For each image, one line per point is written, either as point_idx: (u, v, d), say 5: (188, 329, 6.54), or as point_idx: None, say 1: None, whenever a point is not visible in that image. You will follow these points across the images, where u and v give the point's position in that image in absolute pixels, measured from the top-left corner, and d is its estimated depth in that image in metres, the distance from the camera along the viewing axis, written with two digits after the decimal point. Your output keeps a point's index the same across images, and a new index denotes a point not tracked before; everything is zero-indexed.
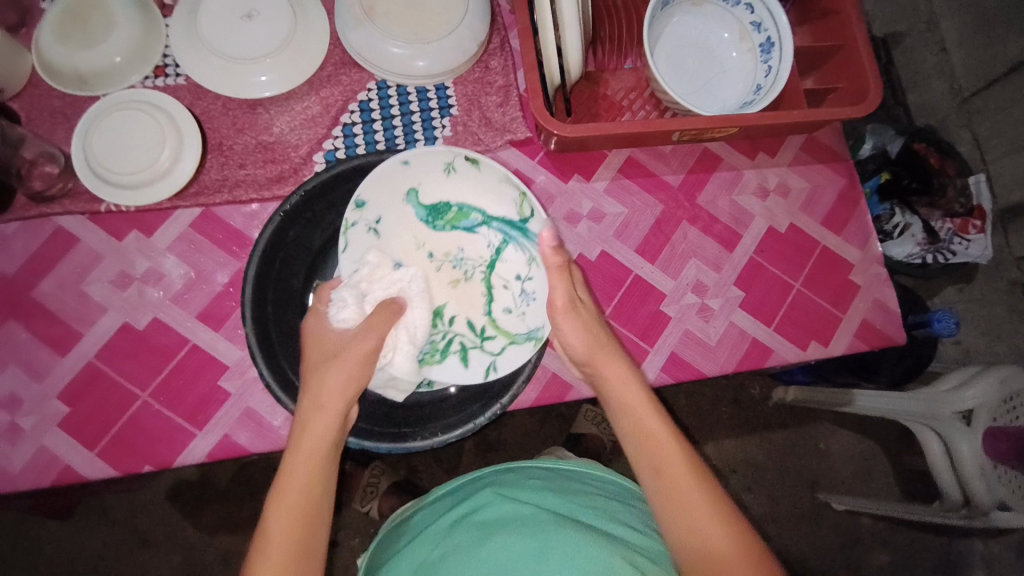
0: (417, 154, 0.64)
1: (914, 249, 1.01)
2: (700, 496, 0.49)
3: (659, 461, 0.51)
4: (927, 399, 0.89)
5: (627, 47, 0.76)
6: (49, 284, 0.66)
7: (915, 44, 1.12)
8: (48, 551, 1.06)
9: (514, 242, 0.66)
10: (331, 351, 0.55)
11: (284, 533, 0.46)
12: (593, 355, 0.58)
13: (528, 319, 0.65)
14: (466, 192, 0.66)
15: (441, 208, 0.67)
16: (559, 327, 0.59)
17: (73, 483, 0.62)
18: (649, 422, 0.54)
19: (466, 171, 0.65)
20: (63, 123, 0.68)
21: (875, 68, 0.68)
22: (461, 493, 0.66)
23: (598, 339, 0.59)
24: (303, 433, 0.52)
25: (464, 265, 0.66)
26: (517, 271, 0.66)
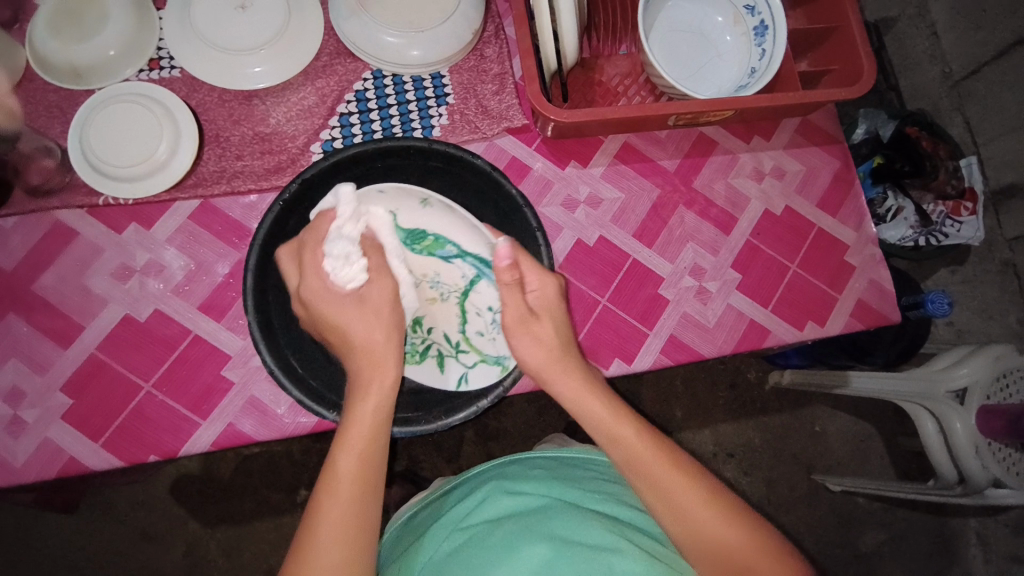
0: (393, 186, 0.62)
1: (907, 232, 1.02)
2: (684, 484, 0.50)
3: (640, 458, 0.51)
4: (922, 378, 0.91)
5: (621, 33, 0.76)
6: (50, 278, 0.66)
7: (906, 28, 1.13)
8: (52, 545, 1.06)
9: (487, 277, 0.65)
10: (365, 307, 0.55)
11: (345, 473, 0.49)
12: (548, 369, 0.57)
13: (499, 343, 0.65)
14: (443, 225, 0.63)
15: (418, 233, 0.63)
16: (511, 342, 0.58)
17: (78, 474, 0.62)
18: (622, 430, 0.53)
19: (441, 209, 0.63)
20: (59, 117, 0.68)
21: (868, 48, 0.69)
22: (466, 486, 0.67)
23: (551, 352, 0.57)
24: (364, 385, 0.53)
25: (440, 288, 0.65)
26: (490, 301, 0.65)
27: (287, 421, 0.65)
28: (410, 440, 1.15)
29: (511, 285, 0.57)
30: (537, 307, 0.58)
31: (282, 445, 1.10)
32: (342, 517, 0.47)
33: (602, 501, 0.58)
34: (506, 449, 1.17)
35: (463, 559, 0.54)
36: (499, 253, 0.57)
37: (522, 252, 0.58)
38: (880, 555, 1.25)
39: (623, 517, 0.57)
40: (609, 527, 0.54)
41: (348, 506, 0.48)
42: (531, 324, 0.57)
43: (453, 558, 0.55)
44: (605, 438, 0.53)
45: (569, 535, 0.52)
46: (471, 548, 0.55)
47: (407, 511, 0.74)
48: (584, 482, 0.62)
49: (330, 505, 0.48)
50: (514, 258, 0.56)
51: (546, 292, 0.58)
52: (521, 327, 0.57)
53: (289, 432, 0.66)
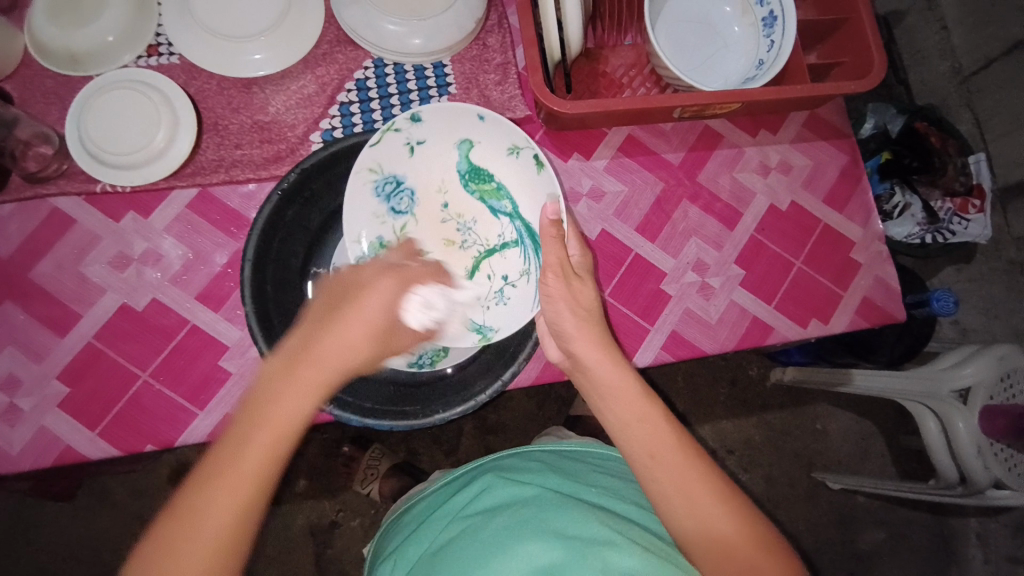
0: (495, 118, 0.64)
1: (915, 229, 1.00)
2: (701, 480, 0.48)
3: (651, 444, 0.49)
4: (926, 378, 0.90)
5: (626, 23, 0.75)
6: (47, 266, 0.65)
7: (916, 22, 1.11)
8: (52, 532, 1.07)
9: (522, 248, 0.67)
10: (384, 329, 0.47)
11: (234, 495, 0.40)
12: (582, 333, 0.54)
13: (488, 314, 0.64)
14: (511, 177, 0.67)
15: (482, 176, 0.68)
16: (551, 295, 0.55)
17: (75, 462, 0.62)
18: (643, 412, 0.50)
19: (526, 163, 0.66)
20: (56, 103, 0.67)
21: (879, 41, 0.67)
22: (464, 477, 0.66)
23: (590, 314, 0.55)
24: (305, 355, 0.44)
25: (467, 234, 0.69)
26: (508, 271, 0.67)
27: None
28: (409, 433, 1.15)
29: (553, 241, 0.56)
30: (578, 269, 0.58)
31: None
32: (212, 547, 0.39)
33: (602, 497, 0.58)
34: (505, 442, 1.17)
35: (459, 551, 0.54)
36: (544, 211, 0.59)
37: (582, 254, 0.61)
38: (878, 553, 1.25)
39: (620, 510, 0.56)
40: (604, 521, 0.53)
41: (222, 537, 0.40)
42: (573, 281, 0.56)
43: (449, 547, 0.56)
44: (626, 421, 0.50)
45: (565, 529, 0.52)
46: (468, 542, 0.55)
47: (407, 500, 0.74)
48: (582, 477, 0.61)
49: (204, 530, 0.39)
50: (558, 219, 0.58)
51: (585, 264, 0.59)
52: (564, 283, 0.56)
53: None
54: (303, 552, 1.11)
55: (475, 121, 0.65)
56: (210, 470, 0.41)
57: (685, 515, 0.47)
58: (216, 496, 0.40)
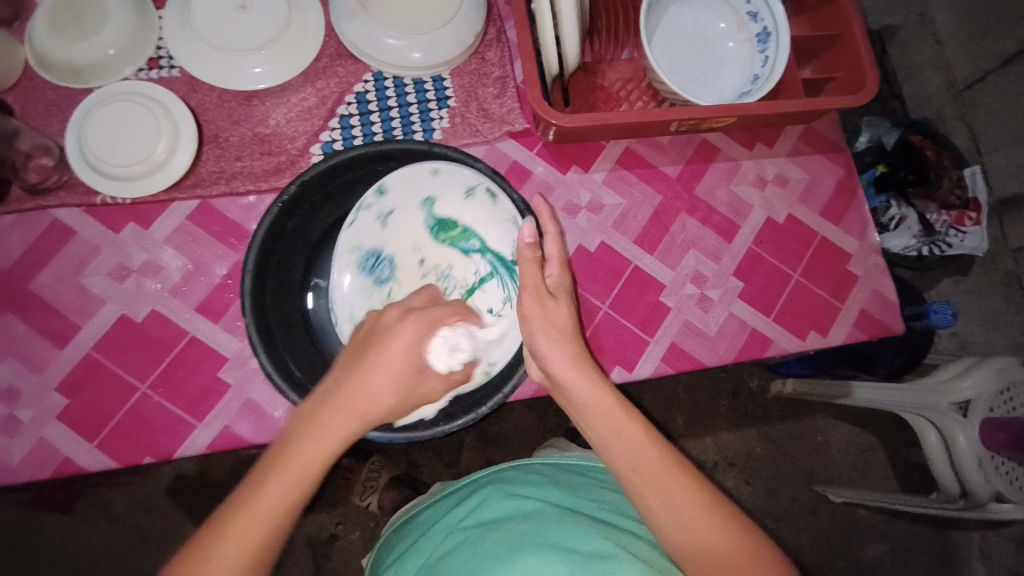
0: (449, 169, 0.65)
1: (911, 242, 1.01)
2: (680, 483, 0.48)
3: (634, 457, 0.49)
4: (926, 389, 0.90)
5: (623, 38, 0.76)
6: (47, 277, 0.65)
7: (909, 37, 1.12)
8: (47, 546, 1.05)
9: (499, 277, 0.64)
10: (412, 369, 0.49)
11: (240, 555, 0.40)
12: (553, 349, 0.54)
13: (486, 351, 0.62)
14: (476, 217, 0.64)
15: (448, 223, 0.65)
16: (526, 320, 0.55)
17: (72, 475, 0.62)
18: (626, 427, 0.50)
19: (483, 201, 0.64)
20: (59, 116, 0.68)
21: (871, 57, 0.69)
22: (463, 489, 0.66)
23: (564, 331, 0.55)
24: (344, 394, 0.46)
25: (447, 281, 0.65)
26: (491, 304, 0.64)
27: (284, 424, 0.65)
28: (408, 445, 1.15)
29: (532, 265, 0.56)
30: (554, 290, 0.57)
31: None
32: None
33: (603, 511, 0.58)
34: (504, 455, 1.16)
35: (457, 565, 0.54)
36: (522, 233, 0.58)
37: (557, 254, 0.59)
38: (880, 567, 1.24)
39: (619, 523, 0.56)
40: (604, 534, 0.53)
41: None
42: (547, 302, 0.55)
43: (448, 562, 0.55)
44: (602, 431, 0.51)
45: (565, 543, 0.52)
46: (466, 556, 0.54)
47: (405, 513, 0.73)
48: (584, 492, 0.61)
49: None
50: (537, 241, 0.56)
51: (564, 283, 0.57)
52: (538, 304, 0.55)
53: None
54: (301, 567, 1.10)
55: (430, 176, 0.64)
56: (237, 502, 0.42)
57: (668, 521, 0.47)
58: (223, 557, 0.40)
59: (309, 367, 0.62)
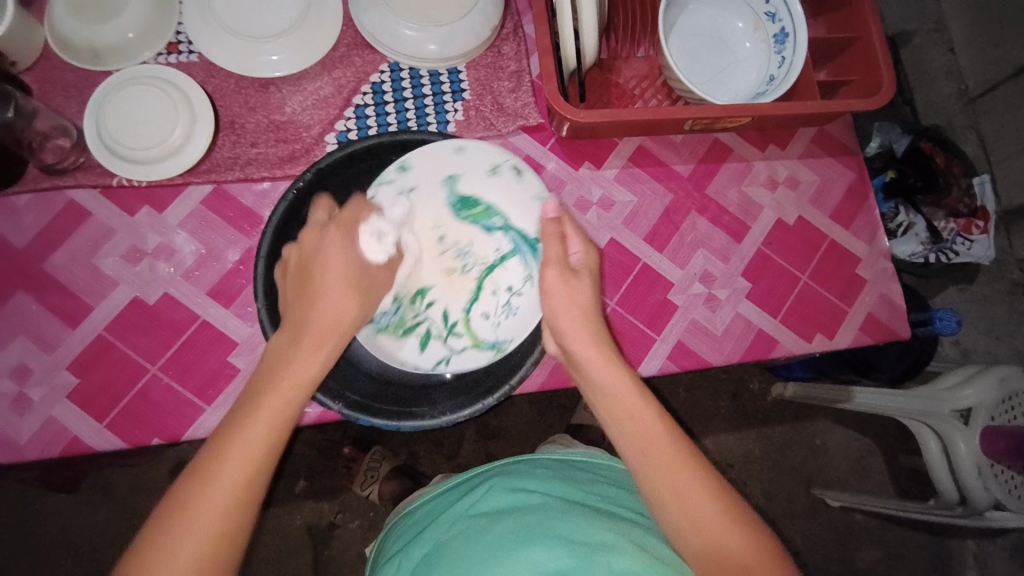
0: (473, 144, 0.64)
1: (918, 248, 1.02)
2: (692, 477, 0.48)
3: (648, 446, 0.49)
4: (925, 397, 0.91)
5: (639, 35, 0.76)
6: (61, 257, 0.66)
7: (923, 43, 1.12)
8: (49, 525, 1.06)
9: (521, 255, 0.64)
10: (352, 276, 0.53)
11: (241, 463, 0.43)
12: (576, 331, 0.54)
13: (500, 329, 0.63)
14: (499, 195, 0.64)
15: (471, 201, 0.64)
16: (548, 298, 0.56)
17: (81, 454, 0.62)
18: (643, 415, 0.50)
19: (507, 177, 0.64)
20: (76, 97, 0.68)
21: (888, 62, 0.69)
22: (470, 481, 0.67)
23: (587, 311, 0.55)
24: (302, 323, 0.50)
25: (467, 258, 0.64)
26: (511, 282, 0.64)
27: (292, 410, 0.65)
28: (409, 436, 1.15)
29: (553, 238, 0.58)
30: (577, 266, 0.57)
31: None
32: (217, 516, 0.42)
33: (607, 504, 0.58)
34: (505, 449, 1.17)
35: (462, 552, 0.55)
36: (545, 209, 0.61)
37: (568, 217, 0.59)
38: (876, 572, 1.25)
39: (624, 516, 0.57)
40: (608, 527, 0.54)
41: (234, 496, 0.42)
42: (570, 278, 0.56)
43: (453, 552, 0.56)
44: (621, 420, 0.51)
45: (570, 535, 0.52)
46: (471, 541, 0.55)
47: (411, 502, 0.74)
48: (587, 485, 0.61)
49: (208, 507, 0.41)
50: (560, 216, 0.59)
51: (589, 260, 0.58)
52: (562, 280, 0.56)
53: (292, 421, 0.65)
54: (299, 554, 1.10)
55: (453, 154, 0.63)
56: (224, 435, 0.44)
57: (681, 520, 0.47)
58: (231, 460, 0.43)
59: None
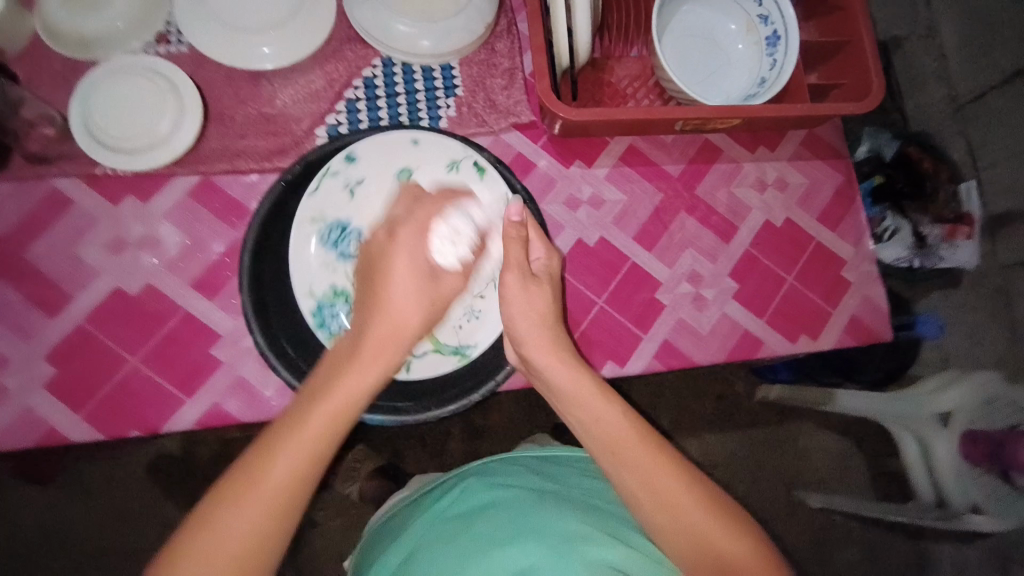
0: (430, 138, 0.64)
1: (903, 253, 1.01)
2: (665, 468, 0.49)
3: (614, 441, 0.50)
4: (911, 402, 0.93)
5: (633, 35, 0.76)
6: (42, 245, 0.65)
7: (913, 51, 1.13)
8: (25, 519, 1.05)
9: None
10: (422, 277, 0.53)
11: (300, 453, 0.43)
12: (534, 333, 0.55)
13: (462, 333, 0.62)
14: (456, 192, 0.63)
15: (427, 198, 0.63)
16: (508, 303, 0.56)
17: (58, 445, 0.61)
18: (606, 412, 0.51)
19: (468, 174, 0.63)
20: (61, 84, 0.67)
21: (878, 67, 0.70)
22: (446, 483, 0.66)
23: (544, 317, 0.56)
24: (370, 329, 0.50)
25: None
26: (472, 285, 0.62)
27: (274, 404, 0.65)
28: (395, 434, 1.15)
29: (515, 243, 0.57)
30: (538, 270, 0.59)
31: None
32: (274, 502, 0.42)
33: (584, 497, 0.59)
34: (492, 447, 1.17)
35: (437, 554, 0.55)
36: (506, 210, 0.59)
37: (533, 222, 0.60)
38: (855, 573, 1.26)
39: (601, 509, 0.57)
40: (584, 519, 0.54)
41: (289, 493, 0.42)
42: (530, 284, 0.57)
43: (430, 553, 0.56)
44: (587, 418, 0.52)
45: (546, 529, 0.53)
46: (446, 547, 0.55)
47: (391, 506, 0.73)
48: (565, 480, 0.62)
49: (266, 491, 0.42)
50: (524, 219, 0.58)
51: (551, 266, 0.60)
52: (522, 284, 0.56)
53: (275, 415, 0.65)
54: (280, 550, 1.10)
55: (408, 146, 0.63)
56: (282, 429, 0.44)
57: (654, 511, 0.48)
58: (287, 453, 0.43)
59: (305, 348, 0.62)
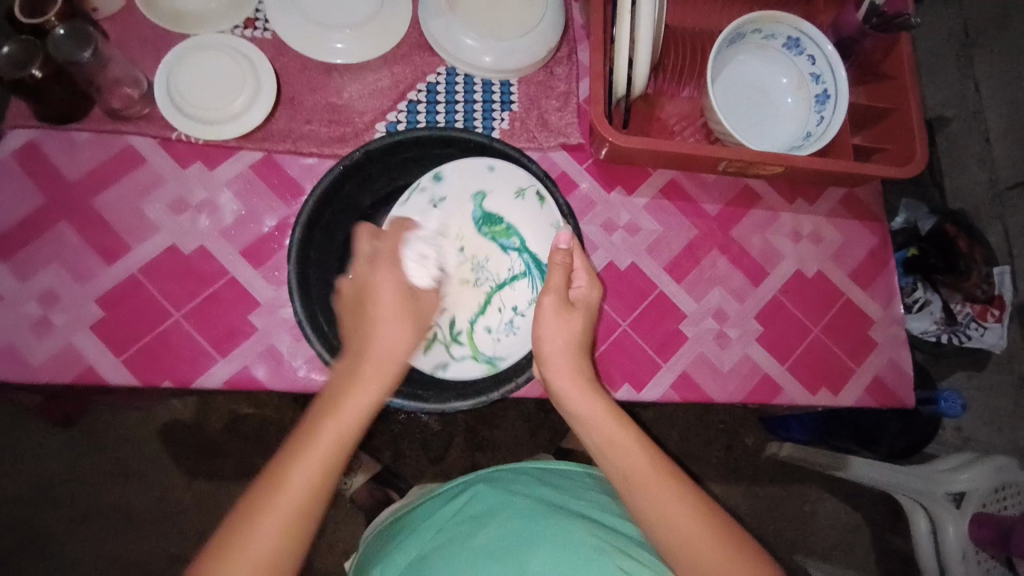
0: (505, 167, 0.68)
1: (931, 327, 1.02)
2: (675, 492, 0.49)
3: (626, 464, 0.51)
4: (922, 476, 0.89)
5: (687, 76, 0.79)
6: (109, 196, 0.69)
7: (959, 131, 1.14)
8: (33, 463, 1.07)
9: (531, 279, 0.67)
10: (403, 299, 0.57)
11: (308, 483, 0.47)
12: (559, 358, 0.56)
13: (500, 345, 0.65)
14: (521, 218, 0.67)
15: (494, 218, 0.68)
16: (540, 324, 0.57)
17: (93, 385, 0.64)
18: (616, 433, 0.52)
19: (530, 202, 0.67)
20: (151, 52, 0.72)
21: (924, 137, 0.72)
22: (452, 491, 0.67)
23: (576, 343, 0.57)
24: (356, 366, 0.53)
25: (480, 273, 0.67)
26: (517, 303, 0.67)
27: (301, 376, 0.67)
28: (399, 435, 1.15)
29: (560, 270, 0.58)
30: (575, 300, 0.59)
31: (275, 414, 1.12)
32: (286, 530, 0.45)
33: (586, 509, 0.60)
34: (491, 461, 1.17)
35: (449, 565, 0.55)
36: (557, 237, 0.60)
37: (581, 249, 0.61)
38: None
39: (603, 520, 0.58)
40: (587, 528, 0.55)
41: (299, 519, 0.46)
42: (564, 309, 0.58)
43: (434, 559, 0.56)
44: (600, 442, 0.53)
45: (549, 537, 0.54)
46: (459, 554, 0.56)
47: (392, 515, 0.74)
48: (569, 492, 0.63)
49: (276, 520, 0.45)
50: (572, 248, 0.59)
51: (591, 295, 0.59)
52: (557, 311, 0.58)
53: (299, 386, 0.67)
54: None
55: (485, 171, 0.68)
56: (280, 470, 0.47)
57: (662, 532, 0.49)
58: (257, 533, 0.45)
59: (335, 321, 0.65)
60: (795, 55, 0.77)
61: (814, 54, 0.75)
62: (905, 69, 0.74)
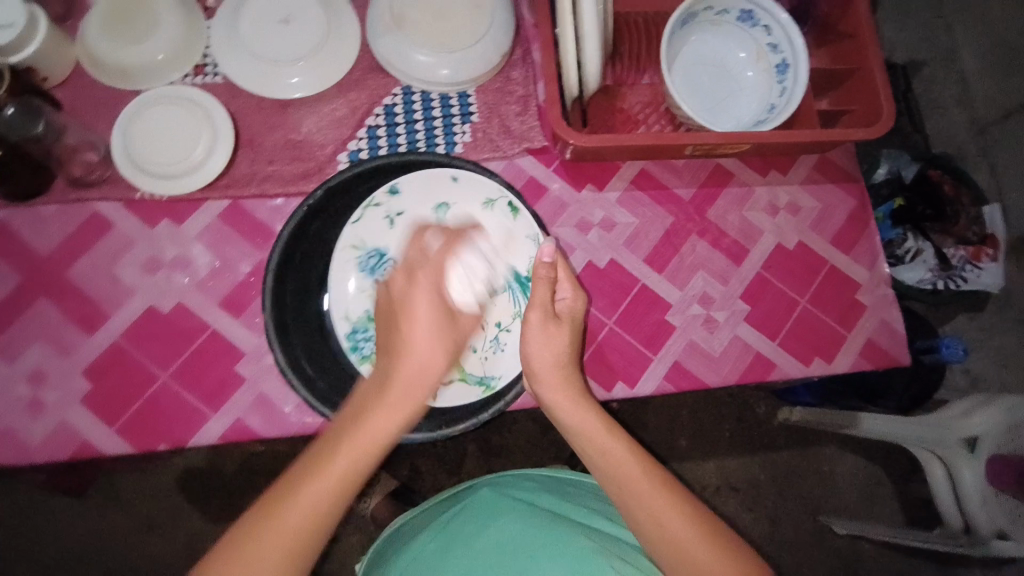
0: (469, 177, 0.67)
1: (926, 275, 1.01)
2: (667, 501, 0.50)
3: (617, 474, 0.52)
4: (936, 425, 0.90)
5: (645, 64, 0.79)
6: (83, 265, 0.69)
7: (935, 73, 1.12)
8: (60, 527, 1.09)
9: (511, 292, 0.66)
10: (443, 311, 0.55)
11: (330, 485, 0.46)
12: (549, 374, 0.57)
13: (487, 364, 0.65)
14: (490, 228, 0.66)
15: None
16: (527, 338, 0.58)
17: (93, 456, 0.65)
18: (608, 446, 0.54)
19: (501, 213, 0.66)
20: (105, 114, 0.72)
21: (888, 92, 0.70)
22: (459, 493, 0.69)
23: (561, 359, 0.58)
24: (390, 380, 0.51)
25: None
26: (500, 318, 0.66)
27: (293, 419, 0.68)
28: (412, 450, 1.16)
29: (544, 283, 0.57)
30: (560, 312, 0.59)
31: (286, 446, 1.13)
32: (298, 529, 0.45)
33: (587, 516, 0.61)
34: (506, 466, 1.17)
35: (449, 562, 0.57)
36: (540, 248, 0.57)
37: (562, 259, 0.59)
38: None
39: (602, 528, 0.59)
40: (586, 535, 0.56)
41: (312, 522, 0.46)
42: (550, 324, 0.57)
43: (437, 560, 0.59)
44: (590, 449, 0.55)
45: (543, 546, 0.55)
46: (462, 552, 0.58)
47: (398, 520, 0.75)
48: (571, 497, 0.65)
49: (292, 517, 0.45)
50: (555, 260, 0.56)
51: (576, 307, 0.59)
52: (542, 327, 0.57)
53: (295, 429, 0.67)
54: None
55: (449, 183, 0.67)
56: (304, 471, 0.47)
57: (654, 534, 0.49)
58: (275, 523, 0.45)
59: (323, 365, 0.64)
60: (749, 28, 0.76)
61: (768, 24, 0.74)
62: (862, 27, 0.73)
